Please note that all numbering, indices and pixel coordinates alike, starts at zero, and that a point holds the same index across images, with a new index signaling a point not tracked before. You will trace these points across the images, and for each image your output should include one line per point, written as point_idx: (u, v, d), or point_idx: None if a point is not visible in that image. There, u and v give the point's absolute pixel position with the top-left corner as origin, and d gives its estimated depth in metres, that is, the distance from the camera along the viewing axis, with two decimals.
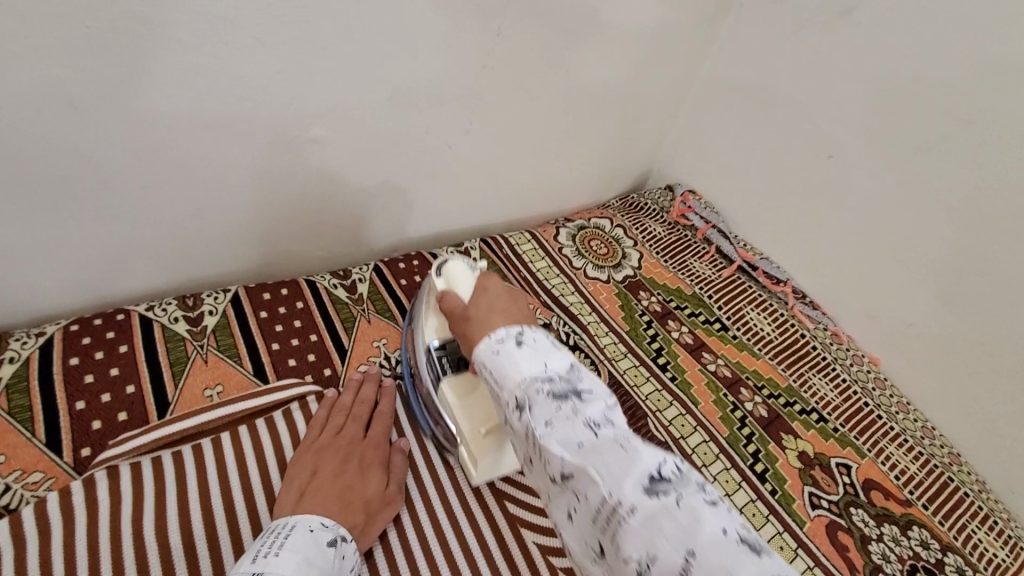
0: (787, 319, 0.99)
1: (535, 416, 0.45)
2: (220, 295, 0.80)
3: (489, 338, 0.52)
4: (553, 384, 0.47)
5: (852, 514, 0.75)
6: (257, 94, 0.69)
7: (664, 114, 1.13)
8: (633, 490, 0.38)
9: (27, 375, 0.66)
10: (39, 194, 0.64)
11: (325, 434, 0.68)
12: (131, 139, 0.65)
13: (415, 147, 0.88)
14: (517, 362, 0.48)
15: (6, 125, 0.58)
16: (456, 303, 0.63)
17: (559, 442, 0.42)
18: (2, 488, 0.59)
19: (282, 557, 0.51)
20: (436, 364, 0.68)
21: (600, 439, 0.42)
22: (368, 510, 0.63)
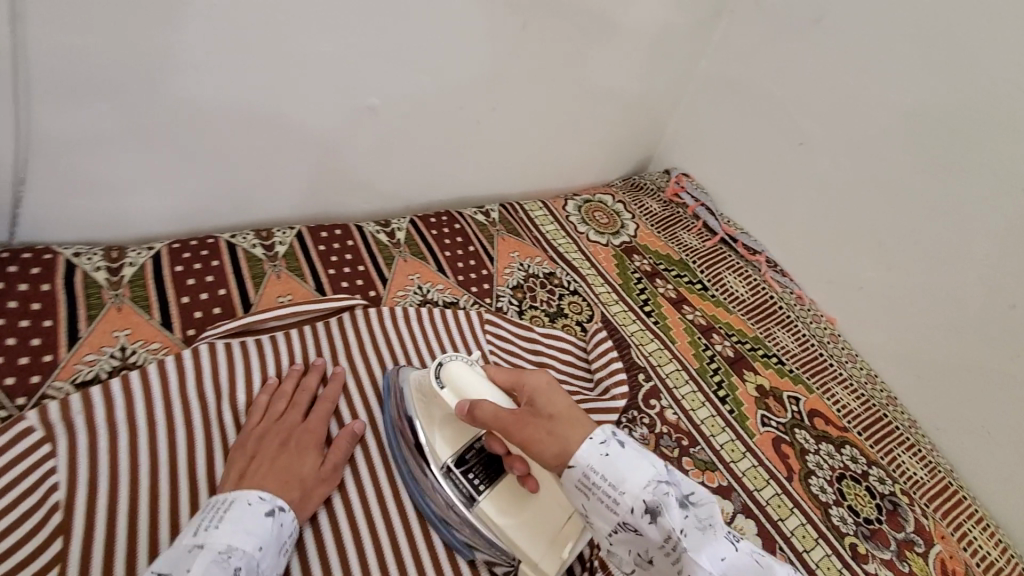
0: (760, 284, 1.16)
1: (681, 531, 0.52)
2: (287, 231, 0.99)
3: (592, 440, 0.57)
4: (671, 495, 0.54)
5: (796, 433, 0.93)
6: (343, 65, 0.89)
7: (666, 106, 1.31)
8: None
9: (145, 277, 0.85)
10: (169, 131, 0.84)
11: (264, 421, 0.72)
12: (245, 93, 0.85)
13: (455, 119, 1.06)
14: (637, 470, 0.55)
15: (164, 73, 0.78)
16: (496, 414, 0.63)
17: (708, 555, 0.51)
18: (131, 351, 0.77)
19: (220, 529, 0.57)
20: (461, 483, 0.70)
21: (738, 553, 0.53)
22: (305, 486, 0.67)
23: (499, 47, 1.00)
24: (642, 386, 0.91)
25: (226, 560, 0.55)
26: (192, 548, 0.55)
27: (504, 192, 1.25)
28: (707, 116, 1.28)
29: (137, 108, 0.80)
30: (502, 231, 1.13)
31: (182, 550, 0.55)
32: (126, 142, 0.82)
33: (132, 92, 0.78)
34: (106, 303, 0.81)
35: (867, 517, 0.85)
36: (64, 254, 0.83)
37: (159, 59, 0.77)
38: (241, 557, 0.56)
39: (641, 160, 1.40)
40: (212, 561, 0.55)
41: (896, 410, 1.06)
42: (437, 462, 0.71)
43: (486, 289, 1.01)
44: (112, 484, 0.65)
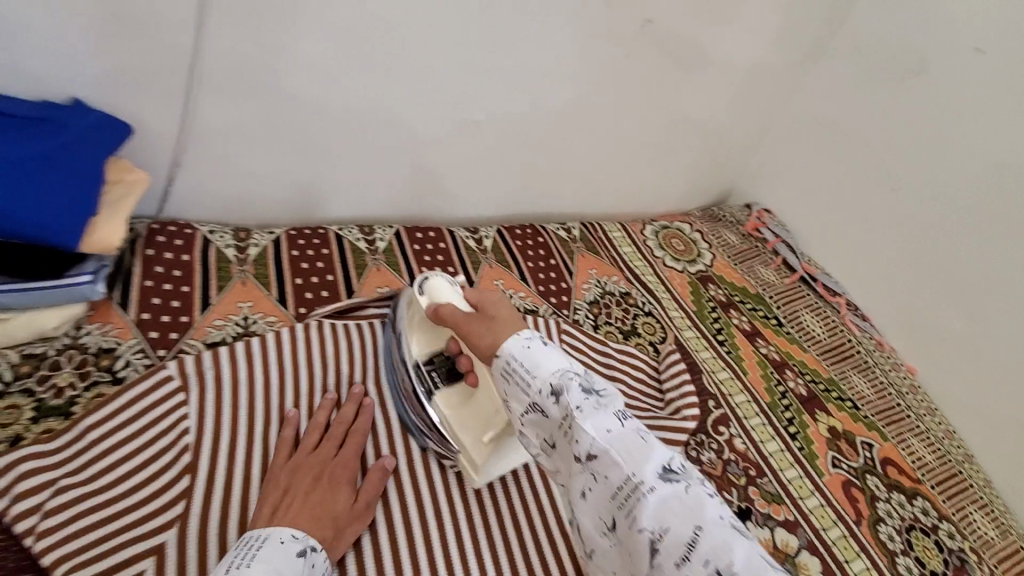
0: (838, 326, 1.15)
1: (567, 400, 0.55)
2: (387, 229, 1.08)
3: (518, 336, 0.63)
4: (577, 380, 0.57)
5: (867, 478, 0.92)
6: (460, 82, 0.98)
7: (752, 142, 1.32)
8: (651, 473, 0.49)
9: (266, 258, 0.95)
10: (309, 132, 0.95)
11: (298, 455, 0.72)
12: (373, 102, 0.96)
13: (550, 139, 1.13)
14: (547, 358, 0.60)
15: (315, 82, 0.90)
16: (453, 316, 0.71)
17: (591, 423, 0.53)
18: (252, 320, 0.86)
19: (253, 567, 0.57)
20: (427, 378, 0.81)
21: (626, 430, 0.53)
22: (337, 524, 0.67)
23: (599, 75, 1.06)
24: (712, 412, 0.92)
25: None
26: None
27: (585, 212, 1.30)
28: (794, 153, 1.29)
29: (287, 108, 0.91)
30: (582, 248, 1.18)
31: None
32: (266, 137, 0.93)
33: (279, 94, 0.89)
34: (233, 277, 0.91)
35: (934, 570, 0.84)
36: (200, 231, 0.95)
37: (314, 70, 0.89)
38: None
39: (722, 192, 1.41)
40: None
41: (971, 466, 1.03)
42: (409, 354, 0.82)
43: (565, 300, 1.06)
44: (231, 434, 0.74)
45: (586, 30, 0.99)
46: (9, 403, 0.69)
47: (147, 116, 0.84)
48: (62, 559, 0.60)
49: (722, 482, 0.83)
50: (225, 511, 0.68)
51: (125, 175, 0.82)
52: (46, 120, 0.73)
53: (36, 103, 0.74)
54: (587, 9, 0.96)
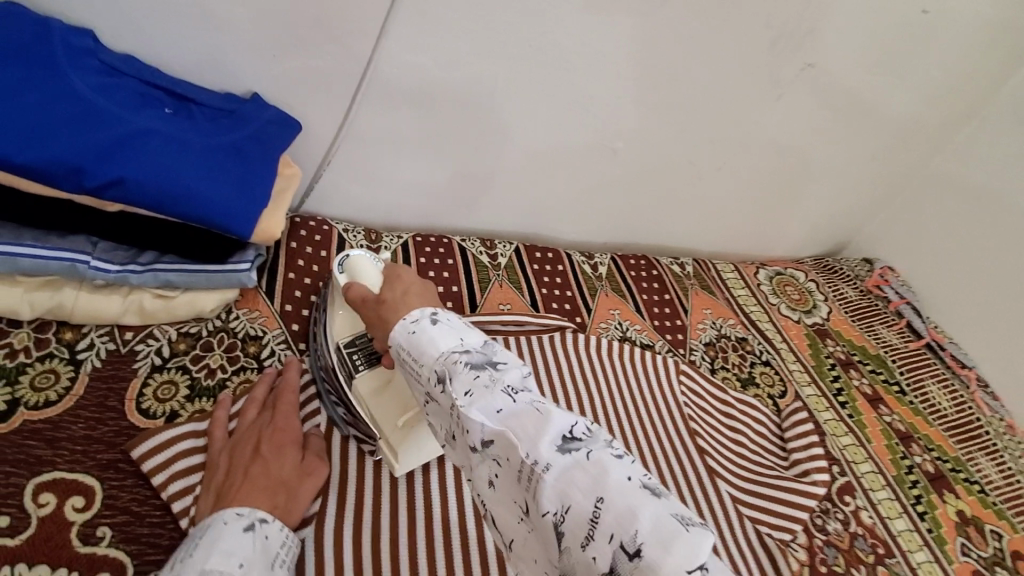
0: (965, 401, 1.08)
1: (454, 386, 0.47)
2: (507, 245, 1.07)
3: (404, 319, 0.54)
4: (469, 355, 0.49)
5: (997, 571, 0.86)
6: (606, 108, 0.97)
7: (881, 195, 1.26)
8: (546, 446, 0.41)
9: (396, 261, 0.96)
10: (451, 142, 0.96)
11: (237, 432, 0.65)
12: (519, 120, 0.96)
13: (679, 172, 1.11)
14: (435, 340, 0.51)
15: (468, 96, 0.91)
16: (363, 296, 0.63)
17: (480, 408, 0.45)
18: None
19: (194, 556, 0.50)
20: (345, 360, 0.71)
21: (517, 404, 0.44)
22: (287, 492, 0.61)
23: (744, 113, 1.03)
24: (838, 479, 0.87)
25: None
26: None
27: (695, 247, 1.26)
28: (928, 212, 1.22)
29: (438, 118, 0.93)
30: (696, 285, 1.15)
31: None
32: (412, 144, 0.95)
33: (433, 105, 0.91)
34: None
35: None
36: (336, 228, 0.97)
37: (471, 85, 0.90)
38: None
39: (838, 243, 1.35)
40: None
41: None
42: (331, 341, 0.73)
43: (680, 339, 1.03)
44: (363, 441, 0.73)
45: (740, 69, 0.97)
46: (167, 378, 0.72)
47: (312, 115, 0.87)
48: None
49: (852, 558, 0.79)
50: (359, 520, 0.66)
51: (285, 168, 0.84)
52: (230, 111, 0.78)
53: (222, 95, 0.80)
54: (747, 49, 0.94)
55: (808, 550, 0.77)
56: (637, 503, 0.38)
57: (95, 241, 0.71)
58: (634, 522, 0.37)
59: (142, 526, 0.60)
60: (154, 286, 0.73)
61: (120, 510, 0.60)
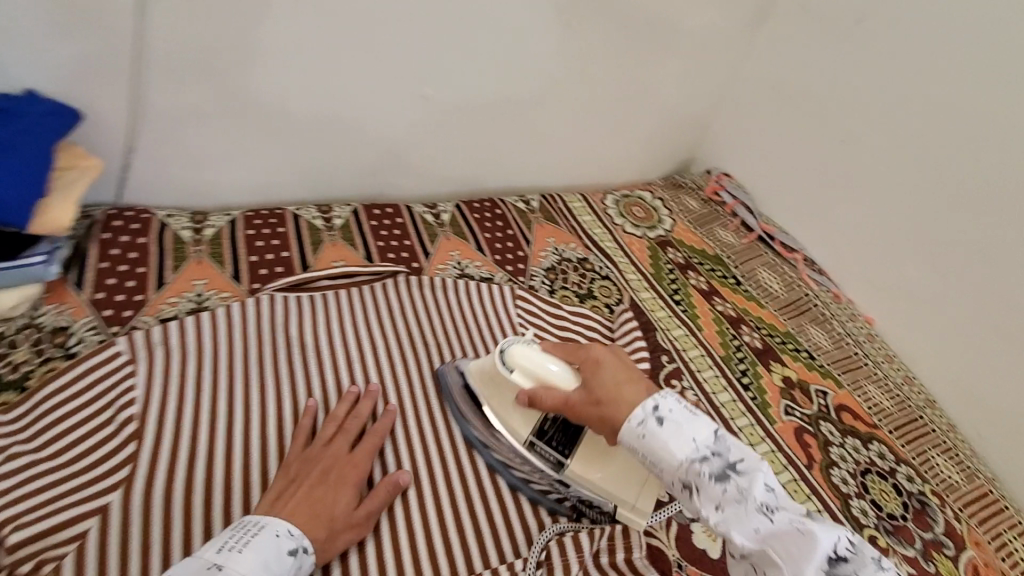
0: (795, 282, 1.15)
1: (705, 499, 0.60)
2: (345, 208, 1.09)
3: (630, 421, 0.65)
4: (710, 463, 0.60)
5: (821, 425, 0.91)
6: (402, 57, 1.00)
7: (709, 107, 1.33)
8: (814, 568, 0.54)
9: (222, 238, 0.97)
10: (255, 112, 0.97)
11: (315, 446, 0.71)
12: (313, 79, 0.97)
13: (501, 111, 1.14)
14: (672, 446, 0.62)
15: (249, 59, 0.91)
16: (563, 401, 0.71)
17: (739, 529, 0.58)
18: (205, 296, 0.88)
19: (242, 554, 0.56)
20: (546, 453, 0.77)
21: (776, 523, 0.57)
22: (332, 528, 0.64)
23: (544, 43, 1.07)
24: (664, 366, 0.94)
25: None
26: (213, 568, 0.55)
27: (544, 185, 1.31)
28: (749, 116, 1.30)
29: (227, 89, 0.93)
30: (540, 218, 1.19)
31: (201, 566, 0.55)
32: (213, 120, 0.95)
33: (216, 75, 0.91)
34: (189, 257, 0.93)
35: (892, 513, 0.81)
36: (157, 216, 0.97)
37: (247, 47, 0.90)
38: None
39: (683, 161, 1.42)
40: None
41: (935, 411, 0.98)
42: (518, 441, 0.78)
43: (521, 268, 1.07)
44: (179, 403, 0.74)
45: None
46: None
47: (95, 101, 0.87)
48: (9, 521, 0.60)
49: None
50: (171, 476, 0.67)
51: (80, 161, 0.85)
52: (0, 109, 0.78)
53: None
54: None
55: None
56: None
57: None
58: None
59: None
60: None
61: None
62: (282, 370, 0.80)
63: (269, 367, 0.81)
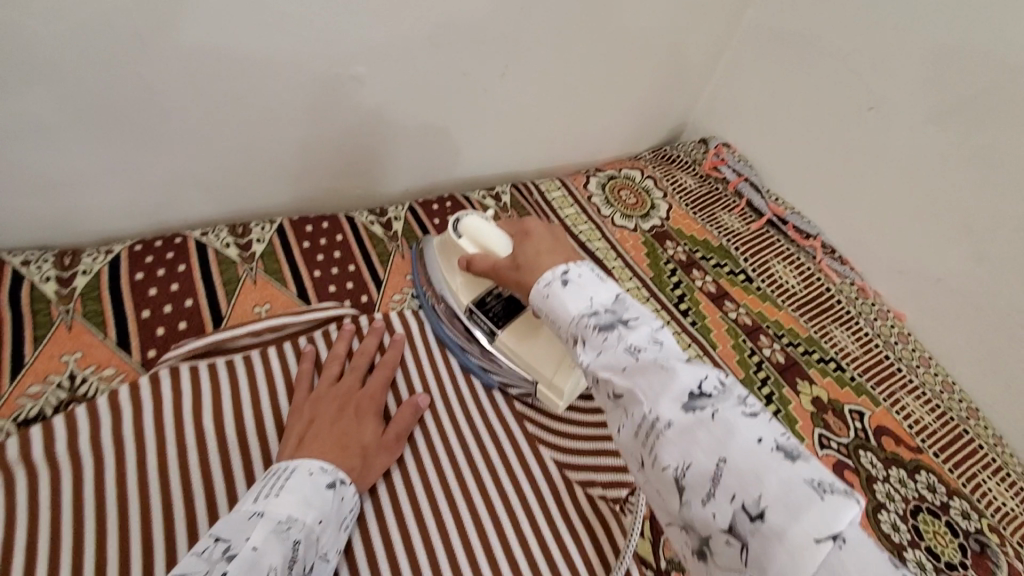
0: (813, 273, 0.99)
1: (586, 347, 0.49)
2: (266, 226, 0.86)
3: (538, 282, 0.56)
4: (600, 317, 0.50)
5: (860, 456, 0.78)
6: (307, 32, 0.73)
7: (704, 63, 1.11)
8: (670, 404, 0.42)
9: (99, 288, 0.73)
10: (112, 125, 0.70)
11: (320, 386, 0.67)
12: (184, 73, 0.69)
13: (449, 87, 0.90)
14: (567, 303, 0.52)
15: (72, 58, 0.62)
16: (491, 266, 0.68)
17: (607, 367, 0.46)
18: (81, 379, 0.66)
19: (281, 498, 0.50)
20: (481, 321, 0.74)
21: (642, 362, 0.45)
22: (366, 455, 0.62)
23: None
24: None
25: (286, 531, 0.47)
26: (254, 515, 0.48)
27: (512, 170, 1.11)
28: (750, 74, 1.08)
29: (55, 102, 0.65)
30: (514, 217, 0.99)
31: (242, 517, 0.48)
32: (48, 140, 0.68)
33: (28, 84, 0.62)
34: (54, 321, 0.70)
35: (949, 561, 0.69)
36: (10, 263, 0.72)
37: (64, 40, 0.61)
38: (303, 530, 0.49)
39: (674, 126, 1.22)
40: (273, 530, 0.46)
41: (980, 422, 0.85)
42: (460, 306, 0.76)
43: None
44: (51, 552, 0.54)
45: None
46: None
47: None
48: None
49: None
50: None
51: None
52: None
53: None
54: None
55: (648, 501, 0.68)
56: (757, 461, 0.38)
57: None
58: (761, 486, 0.37)
59: None
60: None
61: None
62: (193, 476, 0.62)
63: (174, 476, 0.61)
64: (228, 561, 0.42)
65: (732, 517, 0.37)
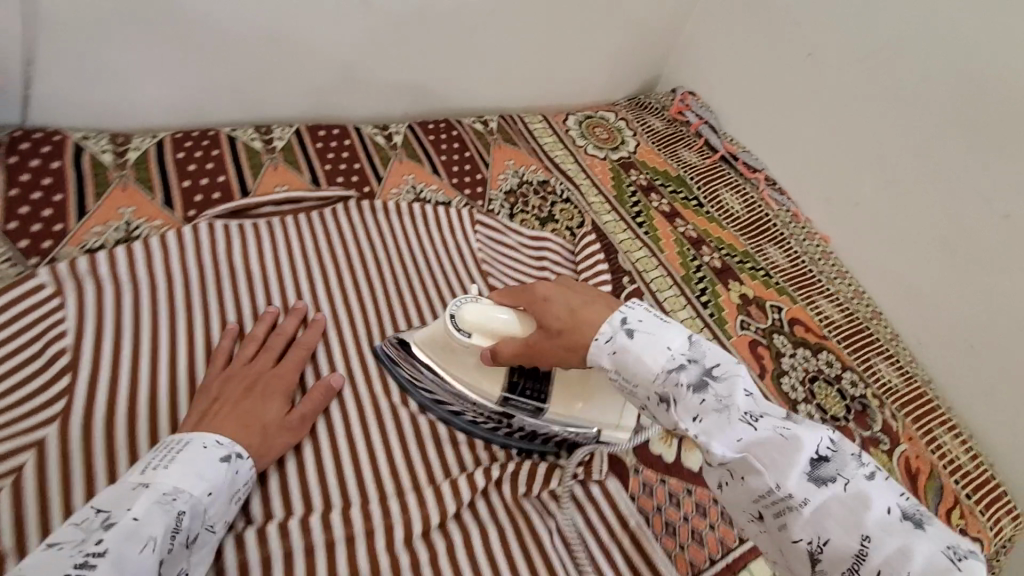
0: (756, 202, 1.15)
1: (680, 408, 0.52)
2: (286, 129, 1.01)
3: (597, 339, 0.58)
4: (683, 371, 0.53)
5: (773, 338, 0.94)
6: None
7: (675, 18, 1.27)
8: (797, 478, 0.46)
9: (147, 161, 0.88)
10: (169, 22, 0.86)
11: (233, 365, 0.67)
12: None
13: (449, 20, 1.05)
14: (644, 357, 0.55)
15: None
16: (523, 344, 0.64)
17: (720, 440, 0.49)
18: (136, 225, 0.81)
19: (169, 470, 0.52)
20: (523, 401, 0.70)
21: (760, 432, 0.49)
22: (267, 434, 0.61)
23: None
24: (626, 287, 0.94)
25: (170, 503, 0.50)
26: (138, 485, 0.50)
27: (502, 105, 1.24)
28: (715, 29, 1.24)
29: None
30: (499, 139, 1.14)
31: (127, 487, 0.50)
32: (116, 30, 0.84)
33: None
34: (112, 183, 0.85)
35: (834, 414, 0.87)
36: (72, 137, 0.88)
37: None
38: (186, 502, 0.51)
39: (650, 78, 1.37)
40: (156, 501, 0.49)
41: (880, 323, 1.03)
42: (493, 400, 0.71)
43: (479, 191, 1.03)
44: (115, 335, 0.69)
45: None
46: None
47: None
48: None
49: None
50: (109, 409, 0.64)
51: None
52: None
53: None
54: None
55: None
56: (893, 535, 0.43)
57: None
58: (909, 563, 0.41)
59: None
60: None
61: None
62: (225, 298, 0.76)
63: (210, 297, 0.76)
64: (104, 530, 0.46)
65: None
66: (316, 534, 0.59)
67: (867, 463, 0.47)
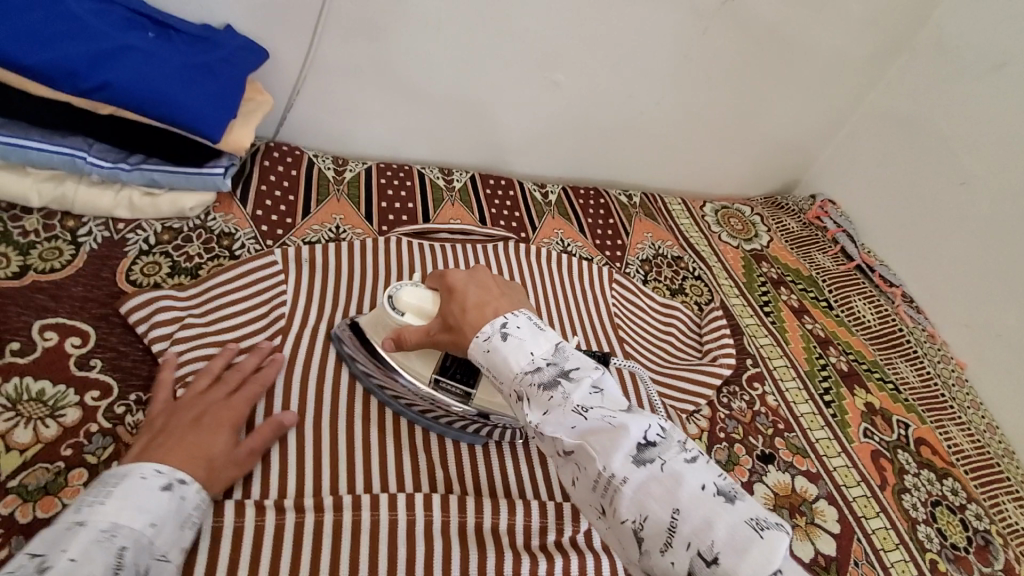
0: (890, 315, 1.15)
1: (532, 403, 0.51)
2: (463, 174, 1.19)
3: (477, 338, 0.57)
4: (542, 372, 0.52)
5: (898, 453, 0.92)
6: (551, 50, 1.09)
7: (823, 131, 1.36)
8: (623, 461, 0.44)
9: (358, 182, 1.08)
10: (410, 80, 1.08)
11: (186, 397, 0.66)
12: (466, 57, 1.07)
13: (623, 111, 1.21)
14: (510, 359, 0.54)
15: (412, 30, 1.02)
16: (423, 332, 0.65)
17: (558, 427, 0.49)
18: (343, 230, 0.99)
19: (107, 505, 0.50)
20: (451, 391, 0.71)
21: (590, 420, 0.48)
22: (215, 465, 0.60)
23: (679, 49, 1.14)
24: (749, 368, 0.97)
25: (109, 540, 0.48)
26: (72, 525, 0.48)
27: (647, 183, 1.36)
28: (864, 145, 1.31)
29: (390, 56, 1.05)
30: (640, 213, 1.24)
31: (59, 527, 0.48)
32: (371, 80, 1.07)
33: (384, 43, 1.03)
34: (331, 194, 1.04)
35: (954, 542, 0.83)
36: (307, 154, 1.09)
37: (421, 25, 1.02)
38: (126, 537, 0.49)
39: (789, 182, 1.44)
40: (93, 540, 0.47)
41: (1010, 461, 1.00)
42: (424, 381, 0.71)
43: (619, 255, 1.13)
44: (323, 312, 0.84)
45: (667, 10, 1.08)
46: (152, 260, 0.85)
47: (281, 49, 1.00)
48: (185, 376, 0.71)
49: (750, 428, 0.87)
50: (308, 371, 0.75)
51: (257, 96, 0.97)
52: (204, 38, 0.90)
53: (198, 26, 0.92)
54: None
55: (709, 420, 0.86)
56: (703, 508, 0.41)
57: (91, 142, 0.83)
58: (712, 533, 0.39)
59: (127, 360, 0.73)
60: (141, 184, 0.87)
61: (109, 348, 0.73)
62: None
63: (394, 296, 0.90)
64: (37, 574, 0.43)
65: (689, 564, 0.39)
66: (447, 514, 0.65)
67: (694, 451, 0.45)
